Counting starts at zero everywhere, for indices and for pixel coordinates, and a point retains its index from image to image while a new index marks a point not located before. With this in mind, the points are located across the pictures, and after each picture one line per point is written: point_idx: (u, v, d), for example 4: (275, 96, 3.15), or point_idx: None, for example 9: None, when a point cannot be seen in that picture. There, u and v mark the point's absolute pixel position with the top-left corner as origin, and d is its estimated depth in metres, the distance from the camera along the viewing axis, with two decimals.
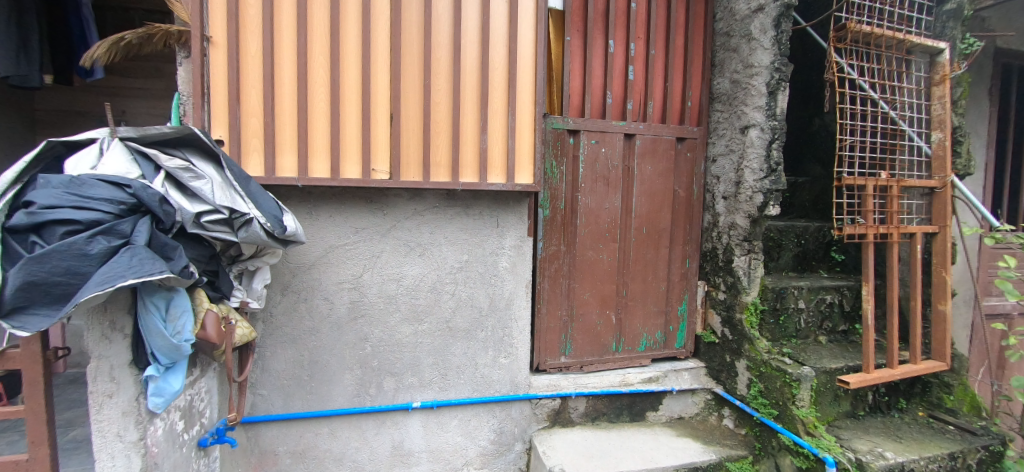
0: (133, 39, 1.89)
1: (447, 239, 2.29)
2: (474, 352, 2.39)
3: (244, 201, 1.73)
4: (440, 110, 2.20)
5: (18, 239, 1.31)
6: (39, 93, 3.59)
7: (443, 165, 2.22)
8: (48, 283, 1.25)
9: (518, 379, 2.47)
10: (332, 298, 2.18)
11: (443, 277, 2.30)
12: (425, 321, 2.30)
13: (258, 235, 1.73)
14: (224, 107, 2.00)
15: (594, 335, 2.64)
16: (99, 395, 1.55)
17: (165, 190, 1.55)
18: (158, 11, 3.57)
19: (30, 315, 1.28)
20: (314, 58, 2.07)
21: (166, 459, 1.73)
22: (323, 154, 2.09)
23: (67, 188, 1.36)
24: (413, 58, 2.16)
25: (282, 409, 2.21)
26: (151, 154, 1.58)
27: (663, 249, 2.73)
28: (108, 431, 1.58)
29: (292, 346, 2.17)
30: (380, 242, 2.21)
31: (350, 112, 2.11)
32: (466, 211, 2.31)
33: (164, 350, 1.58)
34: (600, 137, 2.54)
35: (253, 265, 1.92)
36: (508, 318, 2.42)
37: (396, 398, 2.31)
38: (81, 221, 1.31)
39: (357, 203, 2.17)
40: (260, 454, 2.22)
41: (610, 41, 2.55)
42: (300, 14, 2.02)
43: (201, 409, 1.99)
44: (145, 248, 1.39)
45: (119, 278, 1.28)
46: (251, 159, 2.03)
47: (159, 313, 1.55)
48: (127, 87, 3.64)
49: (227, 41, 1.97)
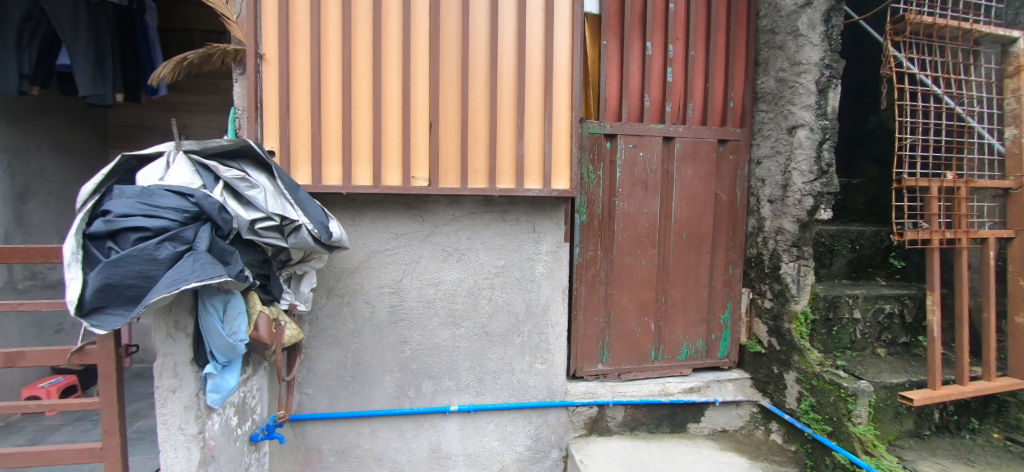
0: (194, 59, 2.03)
1: (484, 245, 2.32)
2: (511, 357, 2.39)
3: (294, 209, 1.81)
4: (478, 117, 2.23)
5: (97, 245, 1.43)
6: (113, 111, 3.93)
7: (481, 172, 2.24)
8: (123, 285, 1.37)
9: (555, 386, 2.45)
10: (374, 301, 2.25)
11: (480, 283, 2.33)
12: (463, 326, 2.33)
13: (307, 241, 1.81)
14: (276, 120, 2.11)
15: (632, 342, 2.59)
16: (164, 389, 1.67)
17: (224, 199, 1.66)
18: (215, 31, 3.82)
19: (107, 314, 1.40)
20: (359, 71, 2.15)
21: (222, 453, 1.84)
22: (366, 163, 2.17)
23: (139, 198, 1.48)
24: (451, 67, 2.20)
25: (327, 408, 2.29)
26: (211, 165, 1.69)
27: (704, 254, 2.64)
28: (171, 424, 1.70)
29: (336, 348, 2.25)
30: (419, 248, 2.26)
31: (391, 122, 2.18)
32: (503, 217, 2.32)
33: (221, 349, 1.68)
34: (637, 141, 2.49)
35: (301, 269, 2.01)
36: (544, 324, 2.41)
37: (434, 401, 2.35)
38: (151, 228, 1.42)
39: (398, 210, 2.23)
40: (306, 451, 2.31)
41: (648, 43, 2.51)
42: (345, 30, 2.12)
43: (253, 406, 2.09)
44: (206, 253, 1.48)
45: (184, 281, 1.37)
46: (300, 169, 2.13)
47: (217, 315, 1.65)
48: (187, 102, 3.90)
49: (278, 58, 2.09)
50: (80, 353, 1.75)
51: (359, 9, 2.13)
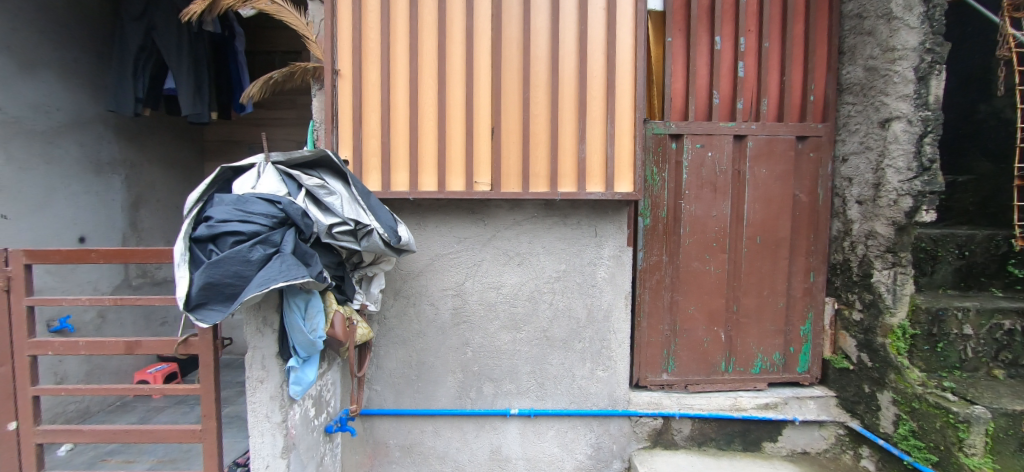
0: (279, 77, 2.22)
1: (546, 249, 2.31)
2: (571, 363, 2.36)
3: (367, 214, 1.91)
4: (539, 122, 2.24)
5: (201, 247, 1.60)
6: (208, 128, 4.38)
7: (542, 176, 2.24)
8: (223, 284, 1.51)
9: (617, 394, 2.38)
10: (438, 303, 2.31)
11: (540, 287, 2.32)
12: (523, 329, 2.33)
13: (378, 245, 1.90)
14: (350, 131, 2.25)
15: (701, 352, 2.45)
16: (254, 379, 1.83)
17: (306, 205, 1.78)
18: (292, 51, 4.13)
19: (209, 309, 1.55)
20: (424, 81, 2.24)
21: (301, 441, 1.98)
22: (431, 169, 2.24)
23: (236, 205, 1.62)
24: (512, 73, 2.23)
25: (393, 405, 2.38)
26: (295, 174, 1.83)
27: (782, 261, 2.44)
28: (259, 411, 1.85)
29: (402, 347, 2.34)
30: (481, 251, 2.30)
31: (454, 129, 2.25)
32: (564, 221, 2.30)
33: (302, 344, 1.81)
34: (706, 140, 2.37)
35: (372, 271, 2.11)
36: (606, 330, 2.35)
37: (495, 403, 2.37)
38: (245, 232, 1.57)
39: (461, 215, 2.28)
40: (375, 445, 2.41)
41: (716, 37, 2.38)
42: (412, 42, 2.21)
43: (328, 399, 2.22)
44: (291, 255, 1.61)
45: (273, 281, 1.50)
46: (370, 176, 2.25)
47: (299, 313, 1.78)
48: (269, 117, 4.26)
49: (352, 72, 2.22)
50: (185, 344, 1.96)
51: (425, 22, 2.22)
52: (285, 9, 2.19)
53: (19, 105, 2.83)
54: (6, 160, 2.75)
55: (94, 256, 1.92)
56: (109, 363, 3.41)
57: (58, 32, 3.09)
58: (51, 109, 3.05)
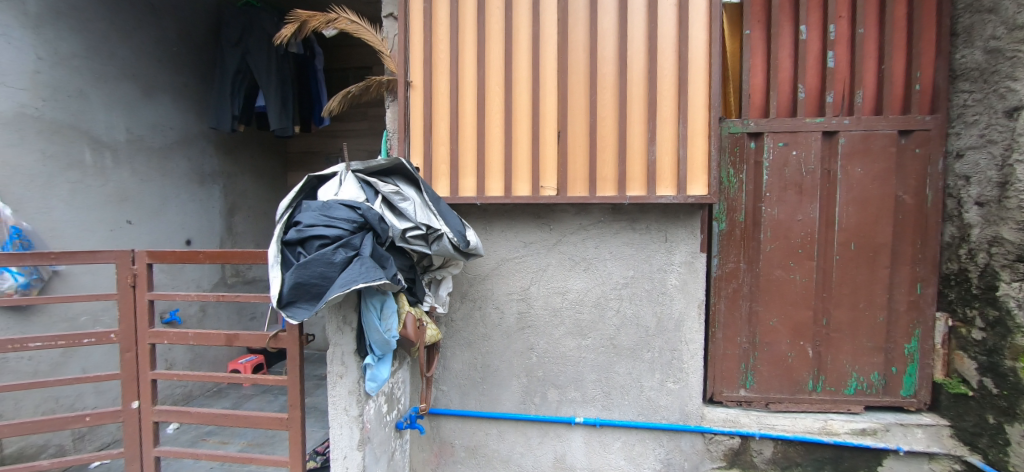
0: (356, 91, 2.37)
1: (612, 254, 2.25)
2: (639, 373, 2.27)
3: (437, 219, 1.97)
4: (606, 124, 2.19)
5: (291, 250, 1.73)
6: (291, 140, 4.77)
7: (609, 179, 2.19)
8: (310, 284, 1.63)
9: (689, 409, 2.26)
10: (503, 307, 2.33)
11: (606, 293, 2.26)
12: (589, 336, 2.28)
13: (448, 249, 1.95)
14: (421, 139, 2.34)
15: (784, 368, 2.26)
16: (335, 374, 1.95)
17: (382, 210, 1.87)
18: (364, 67, 4.39)
19: (298, 307, 1.67)
20: (492, 89, 2.28)
21: (375, 435, 2.07)
22: (498, 174, 2.28)
23: (321, 211, 1.75)
24: (579, 76, 2.21)
25: (459, 405, 2.43)
26: (372, 181, 1.92)
27: (882, 270, 2.19)
28: (339, 404, 1.97)
29: (469, 349, 2.39)
30: (547, 256, 2.29)
31: (521, 134, 2.27)
32: (632, 226, 2.23)
33: (378, 343, 1.92)
34: (790, 138, 2.19)
35: (441, 274, 2.17)
36: (676, 340, 2.24)
37: (560, 410, 2.33)
38: (329, 236, 1.68)
39: (526, 219, 2.29)
40: (440, 444, 2.47)
41: (801, 26, 2.21)
42: (480, 51, 2.27)
43: (398, 397, 2.31)
44: (369, 258, 1.70)
45: (354, 282, 1.59)
46: (440, 182, 2.32)
47: (376, 313, 1.88)
48: (343, 129, 4.56)
49: (423, 83, 2.32)
50: (275, 338, 2.12)
51: (492, 31, 2.27)
52: (363, 27, 2.33)
53: (141, 126, 3.31)
54: (130, 173, 3.22)
55: (201, 256, 2.14)
56: (208, 352, 3.80)
57: (172, 60, 3.54)
58: (165, 128, 3.49)
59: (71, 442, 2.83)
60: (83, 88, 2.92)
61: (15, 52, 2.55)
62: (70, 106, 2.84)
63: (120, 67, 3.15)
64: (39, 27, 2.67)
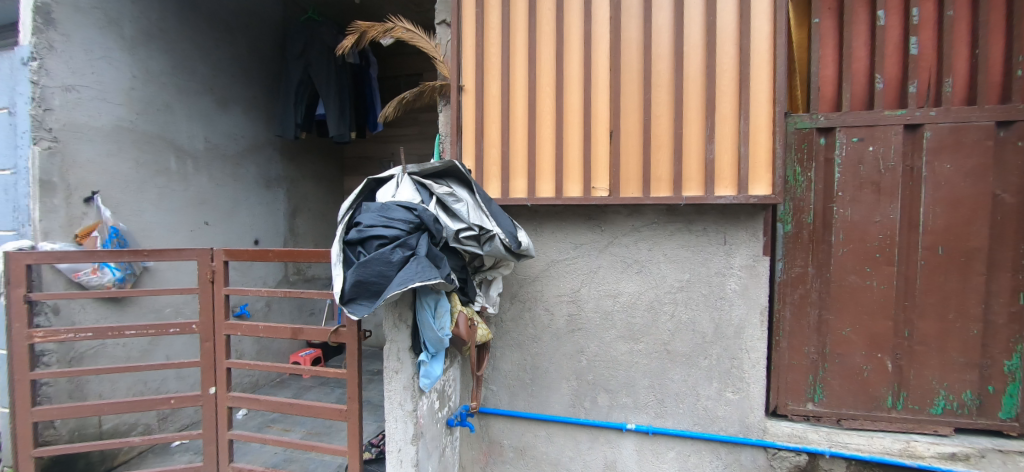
0: (411, 97, 2.45)
1: (667, 257, 2.18)
2: (695, 381, 2.18)
3: (490, 220, 1.99)
4: (661, 123, 2.13)
5: (352, 249, 1.81)
6: (347, 146, 5.03)
7: (664, 180, 2.13)
8: (370, 282, 1.70)
9: (750, 421, 2.15)
10: (553, 309, 2.32)
11: (660, 297, 2.19)
12: (641, 341, 2.22)
13: (499, 249, 1.97)
14: (473, 141, 2.39)
15: (859, 383, 2.09)
16: (391, 370, 2.02)
17: (437, 211, 1.92)
18: (415, 74, 4.55)
19: (358, 304, 1.75)
20: (543, 90, 2.28)
21: (428, 431, 2.13)
22: (548, 175, 2.28)
23: (380, 212, 1.82)
24: (632, 74, 2.16)
25: (508, 406, 2.44)
26: (427, 183, 1.98)
27: (977, 277, 1.96)
28: (395, 398, 2.04)
29: (518, 350, 2.39)
30: (598, 258, 2.25)
31: (572, 134, 2.25)
32: (688, 227, 2.15)
33: (432, 340, 1.96)
34: (866, 133, 2.03)
35: (491, 275, 2.19)
36: (736, 348, 2.13)
37: (610, 415, 2.29)
38: (388, 236, 1.74)
39: (577, 220, 2.27)
40: (489, 443, 2.49)
41: (879, 11, 2.04)
42: (531, 54, 2.28)
43: (449, 394, 2.35)
44: (425, 258, 1.74)
45: (410, 281, 1.64)
46: (491, 184, 2.36)
47: (430, 311, 1.93)
48: (395, 134, 4.75)
49: (475, 87, 2.37)
50: (336, 333, 2.23)
51: (543, 33, 2.27)
52: (418, 35, 2.41)
53: (217, 135, 3.60)
54: (207, 179, 3.52)
55: (271, 254, 2.29)
56: (272, 345, 4.07)
57: (244, 74, 3.84)
58: (237, 136, 3.78)
59: (156, 422, 3.13)
60: (169, 102, 3.23)
61: (115, 72, 2.88)
62: (158, 119, 3.16)
63: (200, 82, 3.46)
64: (133, 49, 2.99)
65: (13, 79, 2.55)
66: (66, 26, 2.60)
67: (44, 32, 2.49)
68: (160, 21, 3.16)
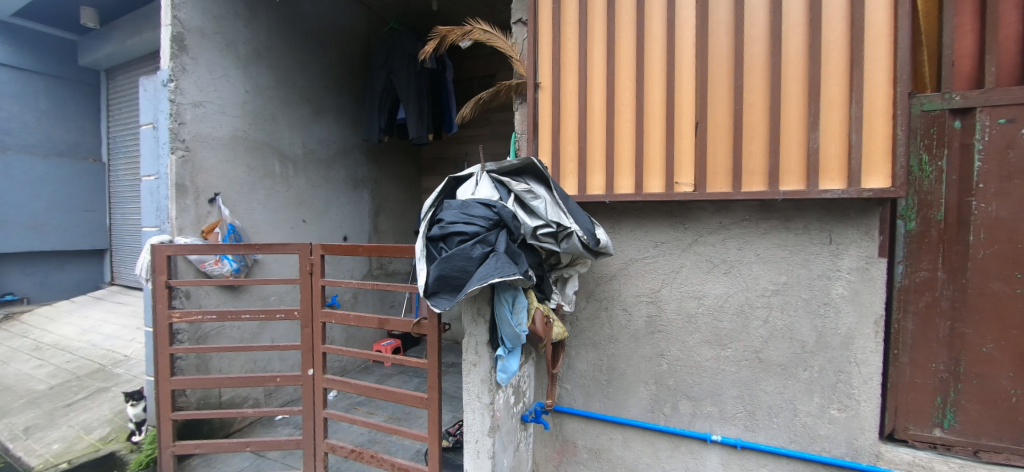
0: (487, 96, 2.50)
1: (760, 257, 2.01)
2: (792, 394, 1.99)
3: (568, 217, 1.97)
4: (754, 111, 1.97)
5: (434, 245, 1.88)
6: (425, 147, 5.29)
7: (758, 173, 1.97)
8: (451, 277, 1.76)
9: (860, 443, 1.92)
10: (631, 309, 2.25)
11: (752, 300, 2.03)
12: (729, 347, 2.07)
13: (577, 247, 1.94)
14: (550, 138, 2.39)
15: (1003, 409, 1.75)
16: (469, 362, 2.07)
17: (515, 208, 1.93)
18: (487, 75, 4.67)
19: (440, 298, 1.81)
20: (622, 83, 2.22)
21: (504, 424, 2.16)
22: (627, 171, 2.21)
23: (461, 209, 1.86)
24: (721, 60, 2.02)
25: (583, 406, 2.41)
26: (505, 181, 2.00)
27: None
28: (473, 390, 2.09)
29: (594, 350, 2.35)
30: (681, 257, 2.14)
31: (653, 127, 2.16)
32: (786, 225, 1.97)
33: (510, 336, 1.98)
34: (1018, 113, 1.70)
35: (568, 272, 2.18)
36: (843, 360, 1.91)
37: (693, 424, 2.16)
38: (468, 232, 1.78)
39: (658, 218, 2.18)
40: (563, 442, 2.47)
41: None
42: (610, 46, 2.23)
43: (524, 390, 2.37)
44: (503, 254, 1.76)
45: (490, 276, 1.67)
46: (567, 181, 2.35)
47: (508, 307, 1.94)
48: (469, 135, 4.91)
49: (552, 84, 2.37)
50: (419, 325, 2.35)
51: (622, 23, 2.21)
52: (495, 35, 2.44)
53: (313, 141, 3.97)
54: (305, 181, 3.89)
55: (361, 249, 2.46)
56: (358, 333, 4.39)
57: (335, 84, 4.18)
58: (329, 142, 4.14)
59: (264, 396, 3.52)
60: (274, 113, 3.62)
61: (232, 88, 3.28)
62: (266, 128, 3.54)
63: (299, 94, 3.83)
64: (246, 67, 3.39)
65: (156, 99, 3.02)
66: (195, 51, 3.05)
67: (178, 57, 2.95)
68: (267, 41, 3.55)
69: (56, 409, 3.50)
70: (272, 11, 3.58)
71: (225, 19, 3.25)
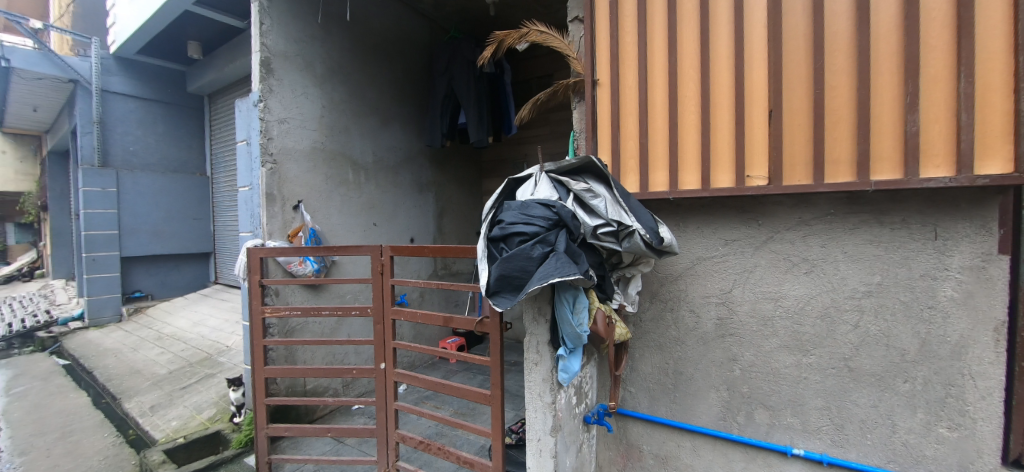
0: (545, 97, 2.48)
1: (848, 255, 1.83)
2: (889, 408, 1.79)
3: (629, 215, 1.93)
4: (838, 94, 1.80)
5: (495, 245, 1.92)
6: (484, 150, 5.42)
7: (844, 163, 1.79)
8: (512, 277, 1.78)
9: (977, 469, 1.67)
10: (699, 311, 2.15)
11: (839, 303, 1.85)
12: (812, 353, 1.91)
13: (640, 245, 1.89)
14: (609, 135, 2.35)
15: None
16: (531, 362, 2.10)
17: (574, 207, 1.93)
18: (545, 76, 4.69)
19: (501, 297, 1.85)
20: (686, 74, 2.13)
21: (566, 425, 2.15)
22: (692, 165, 2.12)
23: (521, 210, 1.89)
24: (798, 41, 1.87)
25: (648, 410, 2.34)
26: (564, 180, 2.00)
27: None
28: (535, 389, 2.11)
29: (659, 353, 2.27)
30: (755, 255, 2.01)
31: (721, 118, 2.05)
32: (879, 219, 1.77)
33: (571, 336, 1.97)
34: None
35: (630, 272, 2.14)
36: (953, 371, 1.68)
37: (771, 436, 2.01)
38: (528, 233, 1.80)
39: (728, 214, 2.06)
40: (628, 446, 2.41)
41: None
42: (672, 37, 2.15)
43: (586, 391, 2.36)
44: (563, 254, 1.76)
45: (550, 276, 1.68)
46: (628, 178, 2.29)
47: (569, 307, 1.94)
48: (528, 136, 4.97)
49: (611, 80, 2.33)
50: (481, 323, 2.42)
51: (685, 12, 2.12)
52: (551, 36, 2.41)
53: (382, 149, 4.24)
54: (375, 187, 4.16)
55: (426, 250, 2.57)
56: (425, 330, 4.61)
57: (400, 94, 4.42)
58: (396, 149, 4.39)
59: (342, 387, 3.82)
60: (347, 125, 3.91)
61: (311, 104, 3.60)
62: (340, 139, 3.84)
63: (369, 106, 4.10)
64: (323, 84, 3.70)
65: (249, 118, 3.40)
66: (280, 73, 3.39)
67: (267, 80, 3.29)
68: (340, 59, 3.85)
69: (174, 390, 4.05)
70: (344, 31, 3.88)
71: (304, 41, 3.58)
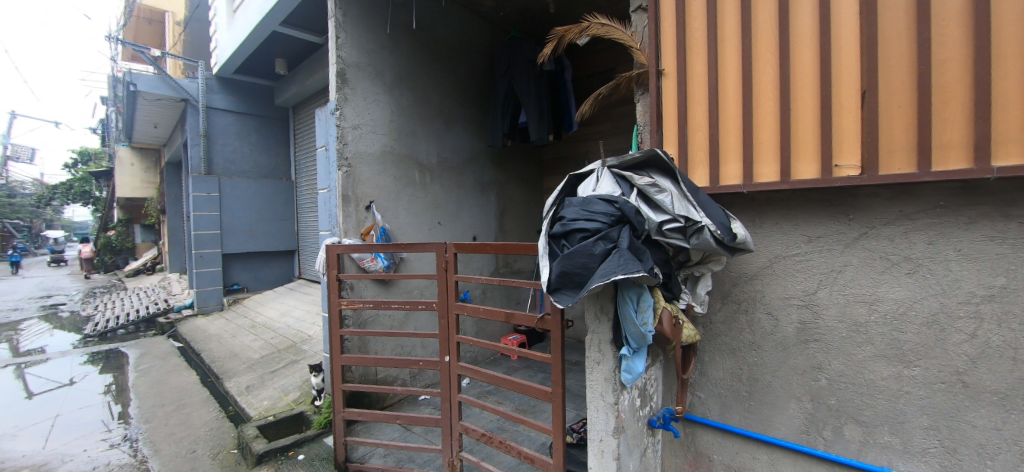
0: (607, 91, 2.44)
1: (964, 254, 1.60)
2: (1017, 432, 1.54)
3: (698, 211, 1.84)
4: (949, 69, 1.58)
5: (556, 242, 1.91)
6: (545, 149, 5.43)
7: (957, 147, 1.57)
8: (574, 273, 1.77)
9: None
10: (778, 314, 1.99)
11: (951, 309, 1.62)
12: (916, 365, 1.69)
13: (710, 242, 1.80)
14: (676, 127, 2.25)
15: None
16: (593, 361, 2.08)
17: (638, 203, 1.87)
18: (607, 70, 4.60)
19: (563, 294, 1.84)
20: (762, 58, 1.98)
21: (629, 427, 2.10)
22: (770, 156, 1.97)
23: (582, 206, 1.87)
24: (897, 13, 1.67)
25: (720, 418, 2.21)
26: (627, 176, 1.95)
27: None
28: (597, 389, 2.09)
29: (732, 357, 2.14)
30: (844, 254, 1.82)
31: (803, 103, 1.88)
32: (1004, 212, 1.53)
33: (634, 336, 1.91)
34: None
35: (699, 270, 2.03)
36: None
37: (864, 455, 1.82)
38: (590, 229, 1.77)
39: (811, 208, 1.89)
40: (697, 454, 2.29)
41: None
42: (745, 19, 2.01)
43: (651, 394, 2.28)
44: (626, 251, 1.71)
45: (613, 273, 1.64)
46: (697, 171, 2.18)
47: (633, 306, 1.90)
48: (589, 133, 4.91)
49: (677, 69, 2.23)
50: (542, 320, 2.42)
51: None
52: (614, 27, 2.36)
53: (446, 151, 4.40)
54: (440, 187, 4.33)
55: (489, 248, 2.63)
56: (487, 327, 4.71)
57: (462, 96, 4.56)
58: (459, 150, 4.54)
59: (409, 378, 4.02)
60: (414, 129, 4.11)
61: (381, 110, 3.84)
62: (408, 142, 4.05)
63: (433, 109, 4.28)
64: (391, 91, 3.92)
65: (327, 125, 3.70)
66: (354, 83, 3.64)
67: (342, 89, 3.56)
68: (407, 66, 4.06)
69: (266, 373, 4.51)
70: (410, 39, 4.08)
71: (375, 52, 3.82)
